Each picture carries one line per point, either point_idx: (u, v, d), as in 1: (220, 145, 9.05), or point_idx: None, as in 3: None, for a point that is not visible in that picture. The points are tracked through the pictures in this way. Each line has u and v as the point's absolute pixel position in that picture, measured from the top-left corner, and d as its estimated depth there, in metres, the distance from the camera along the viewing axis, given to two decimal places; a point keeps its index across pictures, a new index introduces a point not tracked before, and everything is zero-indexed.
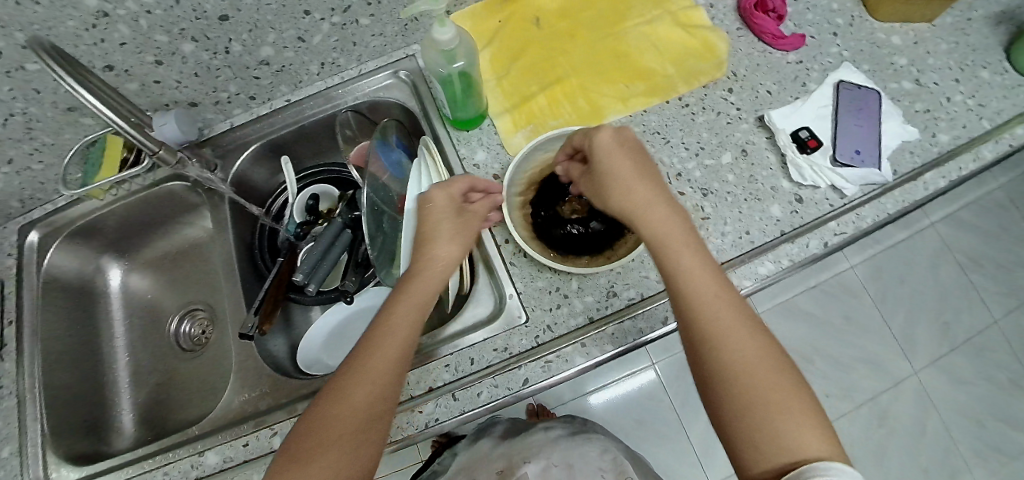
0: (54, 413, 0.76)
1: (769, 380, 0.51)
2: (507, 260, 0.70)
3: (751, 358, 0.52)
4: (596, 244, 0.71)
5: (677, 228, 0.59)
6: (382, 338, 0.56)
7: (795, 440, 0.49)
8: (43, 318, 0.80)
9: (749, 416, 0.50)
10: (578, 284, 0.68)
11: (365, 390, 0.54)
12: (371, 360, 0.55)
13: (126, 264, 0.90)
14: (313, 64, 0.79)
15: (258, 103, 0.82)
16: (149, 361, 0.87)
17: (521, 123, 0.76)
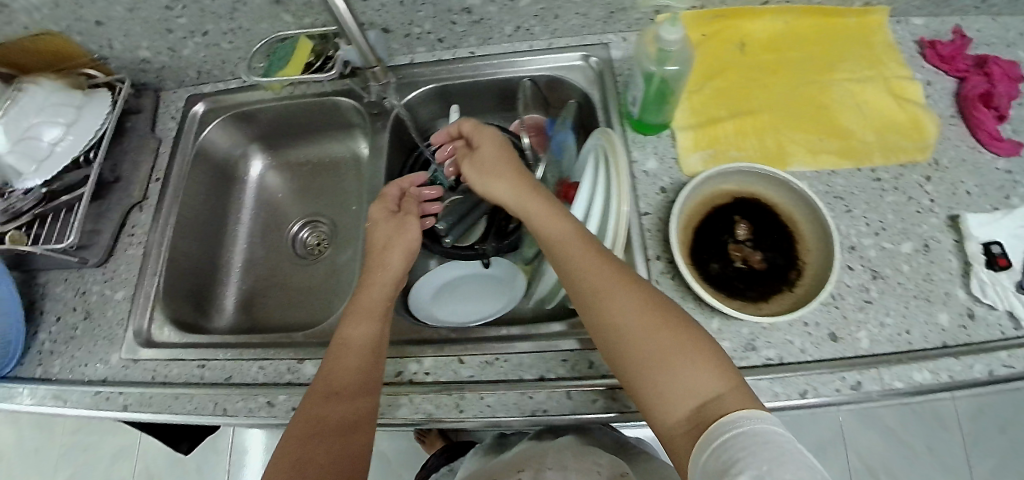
0: (170, 275, 0.80)
1: (654, 335, 0.53)
2: (654, 277, 0.66)
3: (635, 316, 0.54)
4: (749, 292, 0.65)
5: (533, 208, 0.63)
6: (340, 350, 0.60)
7: (691, 388, 0.50)
8: (185, 186, 0.83)
9: (650, 376, 0.51)
10: (719, 325, 0.64)
11: (339, 430, 0.55)
12: (341, 397, 0.56)
13: (269, 159, 0.93)
14: (509, 25, 0.78)
15: (443, 47, 0.82)
16: (261, 256, 0.89)
17: (703, 143, 0.71)
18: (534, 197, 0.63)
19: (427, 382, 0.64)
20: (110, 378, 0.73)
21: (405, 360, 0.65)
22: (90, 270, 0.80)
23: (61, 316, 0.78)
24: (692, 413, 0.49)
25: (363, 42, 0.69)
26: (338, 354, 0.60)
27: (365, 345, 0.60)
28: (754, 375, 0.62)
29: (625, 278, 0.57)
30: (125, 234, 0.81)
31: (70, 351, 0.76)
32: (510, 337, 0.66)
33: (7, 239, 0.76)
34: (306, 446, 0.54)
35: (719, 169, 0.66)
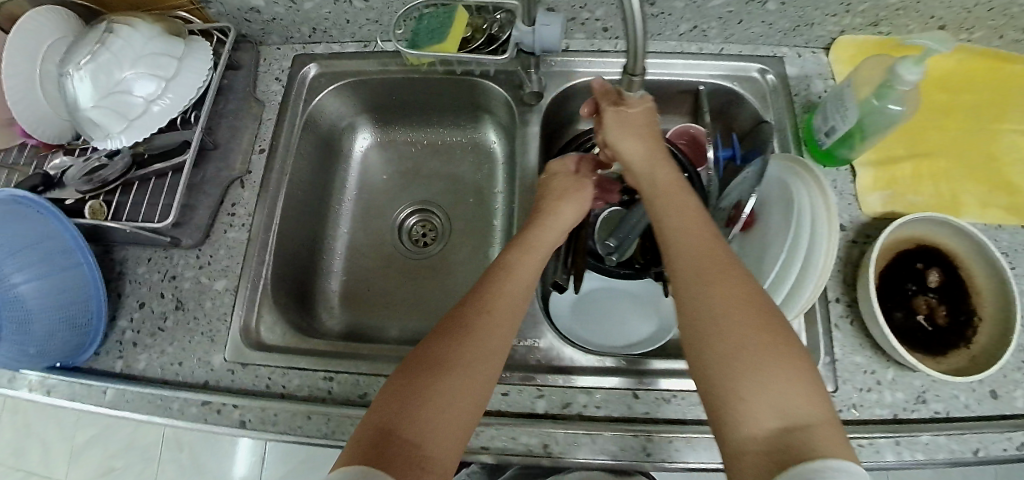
0: (278, 265, 0.70)
1: (743, 327, 0.43)
2: (833, 320, 0.62)
3: (728, 307, 0.43)
4: (929, 347, 0.59)
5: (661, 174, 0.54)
6: (497, 277, 0.54)
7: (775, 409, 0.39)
8: (293, 162, 0.73)
9: (731, 373, 0.41)
10: (894, 374, 0.60)
11: (478, 352, 0.48)
12: (486, 320, 0.50)
13: (376, 135, 0.83)
14: (686, 23, 0.71)
15: (605, 36, 0.73)
16: (362, 246, 0.80)
17: (881, 183, 0.67)
18: (664, 166, 0.55)
19: (599, 417, 0.58)
20: (214, 383, 0.64)
21: (574, 390, 0.60)
22: (182, 252, 0.69)
23: (145, 302, 0.68)
24: (771, 435, 0.39)
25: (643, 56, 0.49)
26: (494, 274, 0.54)
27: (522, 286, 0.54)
28: (928, 431, 0.57)
29: (724, 257, 0.47)
30: (224, 212, 0.70)
31: (157, 346, 0.66)
32: (688, 374, 0.60)
33: (87, 210, 0.65)
34: (442, 358, 0.47)
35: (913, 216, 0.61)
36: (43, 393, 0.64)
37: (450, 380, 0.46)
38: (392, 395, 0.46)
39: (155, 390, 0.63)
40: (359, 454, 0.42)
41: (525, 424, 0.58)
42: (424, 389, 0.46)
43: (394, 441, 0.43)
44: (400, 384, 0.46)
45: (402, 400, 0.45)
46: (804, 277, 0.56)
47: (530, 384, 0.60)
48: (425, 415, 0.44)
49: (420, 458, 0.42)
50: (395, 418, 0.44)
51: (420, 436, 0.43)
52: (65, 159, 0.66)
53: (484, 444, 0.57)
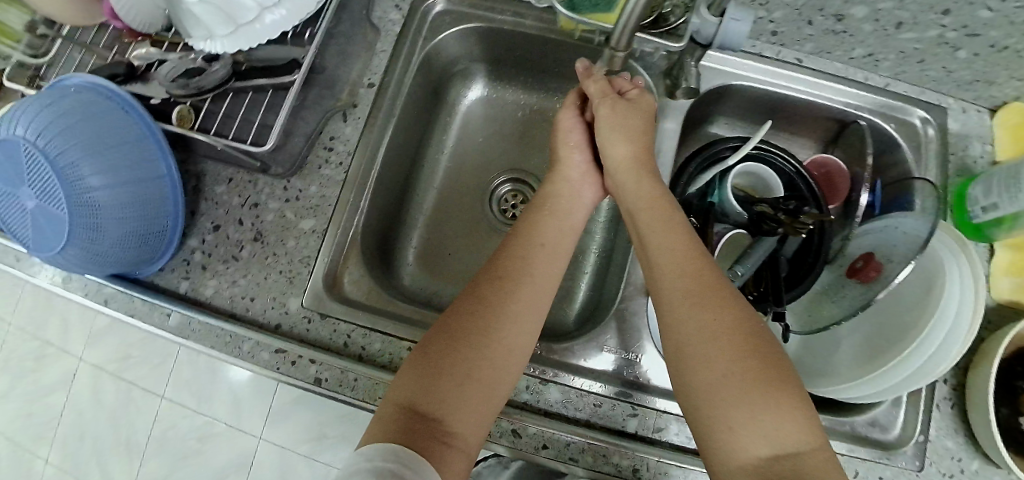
0: (370, 214, 0.64)
1: (702, 310, 0.47)
2: (934, 399, 0.59)
3: (708, 337, 0.46)
4: (1023, 452, 0.57)
5: (620, 172, 0.58)
6: (523, 254, 0.53)
7: (739, 398, 0.43)
8: (401, 104, 0.66)
9: (710, 402, 0.44)
10: (978, 466, 0.57)
11: (507, 328, 0.49)
12: (513, 292, 0.50)
13: (487, 89, 0.76)
14: (862, 50, 0.64)
15: (769, 42, 0.67)
16: (449, 205, 0.73)
17: (1016, 268, 0.61)
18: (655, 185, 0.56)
19: (689, 449, 0.55)
20: (287, 328, 0.59)
21: (670, 415, 0.56)
22: (269, 180, 0.63)
23: (219, 225, 0.63)
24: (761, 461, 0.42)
25: (637, 22, 0.44)
26: (516, 248, 0.54)
27: (544, 268, 0.53)
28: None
29: (689, 240, 0.51)
30: (320, 144, 0.64)
31: (230, 274, 0.61)
32: None
33: (174, 115, 0.60)
34: (462, 337, 0.48)
35: None
36: (102, 302, 0.61)
37: (475, 359, 0.47)
38: (412, 374, 0.46)
39: (222, 325, 0.59)
40: (387, 433, 0.43)
41: (615, 443, 0.54)
42: (455, 362, 0.47)
43: (416, 417, 0.44)
44: (421, 363, 0.47)
45: (425, 377, 0.46)
46: (949, 342, 0.52)
47: (624, 400, 0.56)
48: (447, 391, 0.45)
49: (444, 432, 0.44)
50: (421, 396, 0.45)
51: (441, 413, 0.45)
52: (153, 50, 0.62)
53: (571, 456, 0.54)
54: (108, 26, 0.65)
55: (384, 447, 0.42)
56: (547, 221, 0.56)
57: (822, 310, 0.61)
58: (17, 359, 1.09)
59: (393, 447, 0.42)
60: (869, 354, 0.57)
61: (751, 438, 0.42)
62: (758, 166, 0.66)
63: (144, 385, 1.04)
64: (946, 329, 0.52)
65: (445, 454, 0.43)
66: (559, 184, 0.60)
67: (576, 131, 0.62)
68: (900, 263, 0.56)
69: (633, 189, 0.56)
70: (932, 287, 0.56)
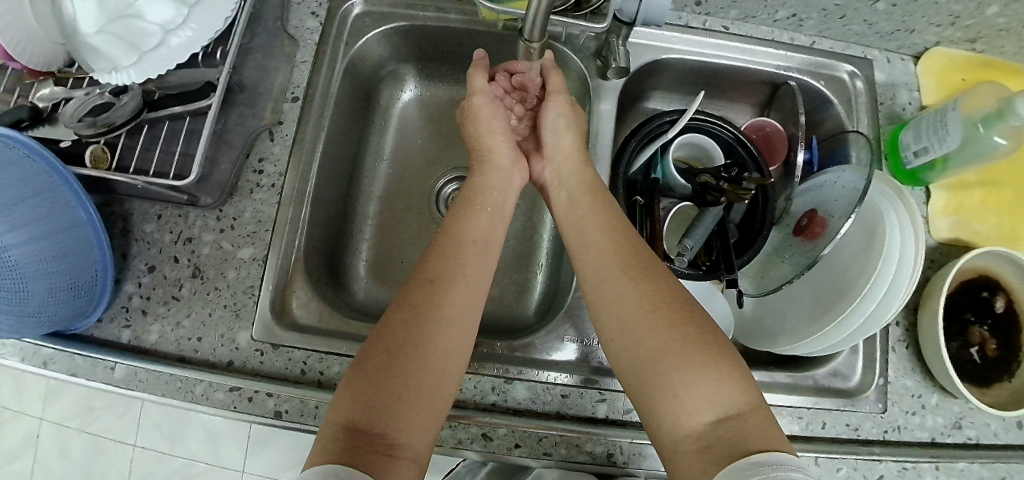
0: (313, 232, 0.62)
1: (638, 292, 0.47)
2: (890, 343, 0.60)
3: (644, 315, 0.46)
4: (976, 380, 0.60)
5: (567, 162, 0.59)
6: (450, 249, 0.52)
7: (678, 369, 0.43)
8: (330, 115, 0.63)
9: (652, 378, 0.44)
10: (937, 400, 0.59)
11: (443, 327, 0.47)
12: (444, 289, 0.49)
13: (420, 88, 0.74)
14: (785, 10, 0.64)
15: (694, 11, 0.66)
16: (395, 212, 0.71)
17: (950, 208, 0.64)
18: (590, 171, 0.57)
19: None
20: (240, 363, 0.57)
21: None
22: (200, 212, 0.60)
23: (154, 265, 0.60)
24: (706, 429, 0.41)
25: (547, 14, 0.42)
26: (443, 249, 0.52)
27: (473, 262, 0.52)
28: (964, 459, 0.57)
29: (621, 226, 0.52)
30: (250, 168, 0.61)
31: (172, 316, 0.59)
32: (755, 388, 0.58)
33: (88, 156, 0.57)
34: (395, 346, 0.45)
35: (980, 251, 0.59)
36: (41, 364, 0.58)
37: (411, 359, 0.45)
38: (344, 389, 0.44)
39: (170, 371, 0.57)
40: (325, 453, 0.41)
41: (587, 431, 0.54)
42: (389, 365, 0.44)
43: (355, 433, 0.41)
44: (356, 378, 0.44)
45: (357, 390, 0.43)
46: (892, 296, 0.53)
47: (592, 387, 0.56)
48: (387, 402, 0.43)
49: (388, 446, 0.42)
50: (356, 410, 0.42)
51: (384, 425, 0.42)
52: (58, 89, 0.57)
53: (546, 452, 0.53)
54: (5, 69, 0.59)
55: (326, 468, 0.39)
56: (473, 213, 0.55)
57: (773, 271, 0.62)
58: None
59: (334, 466, 0.39)
60: (820, 310, 0.58)
61: (694, 402, 0.42)
62: (700, 137, 0.66)
63: (111, 436, 1.00)
64: (888, 284, 0.53)
65: (391, 466, 0.41)
66: (489, 176, 0.59)
67: (497, 118, 0.60)
68: (839, 219, 0.57)
69: (575, 174, 0.57)
70: (874, 238, 0.57)
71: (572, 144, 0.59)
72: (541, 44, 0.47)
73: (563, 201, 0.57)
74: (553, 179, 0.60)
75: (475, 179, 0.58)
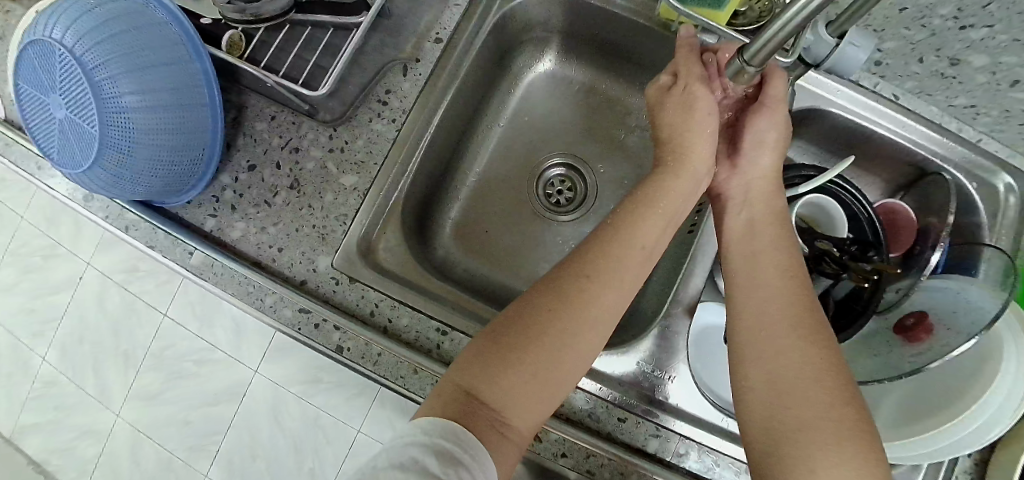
0: (416, 179, 0.60)
1: (805, 352, 0.44)
2: (953, 472, 0.58)
3: (803, 376, 0.43)
4: None
5: (759, 182, 0.55)
6: (623, 236, 0.49)
7: (825, 445, 0.40)
8: (466, 67, 0.60)
9: (791, 442, 0.41)
10: None
11: (588, 318, 0.45)
12: (601, 278, 0.46)
13: (555, 62, 0.71)
14: (967, 100, 0.60)
15: (868, 71, 0.62)
16: (495, 183, 0.70)
17: None
18: (775, 200, 0.54)
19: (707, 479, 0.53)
20: (313, 286, 0.56)
21: (692, 442, 0.54)
22: (316, 125, 0.59)
23: (255, 165, 0.59)
24: None
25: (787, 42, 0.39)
26: (612, 238, 0.49)
27: (642, 256, 0.49)
28: None
29: (800, 277, 0.49)
30: (375, 97, 0.59)
31: (259, 219, 0.58)
32: None
33: (225, 40, 0.56)
34: (537, 324, 0.45)
35: None
36: (124, 227, 0.59)
37: (550, 349, 0.44)
38: (474, 356, 0.44)
39: (247, 273, 0.56)
40: (444, 408, 0.42)
41: (633, 462, 0.53)
42: (526, 347, 0.44)
43: (475, 403, 0.42)
44: (487, 347, 0.45)
45: (485, 358, 0.44)
46: (996, 419, 0.51)
47: (650, 421, 0.54)
48: (510, 383, 0.43)
49: (501, 424, 0.43)
50: (481, 380, 0.43)
51: (501, 402, 0.43)
52: None
53: (589, 470, 0.53)
54: None
55: (441, 424, 0.40)
56: (649, 206, 0.51)
57: (860, 363, 0.60)
58: (25, 252, 1.07)
59: (454, 427, 0.40)
60: (898, 419, 0.56)
61: None
62: (827, 202, 0.62)
63: (149, 299, 1.02)
64: (997, 408, 0.51)
65: (500, 445, 0.42)
66: (680, 179, 0.53)
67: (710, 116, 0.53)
68: (959, 336, 0.53)
69: (764, 201, 0.54)
70: (981, 367, 0.54)
71: (772, 166, 0.55)
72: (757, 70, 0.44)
73: (740, 228, 0.54)
74: (738, 193, 0.56)
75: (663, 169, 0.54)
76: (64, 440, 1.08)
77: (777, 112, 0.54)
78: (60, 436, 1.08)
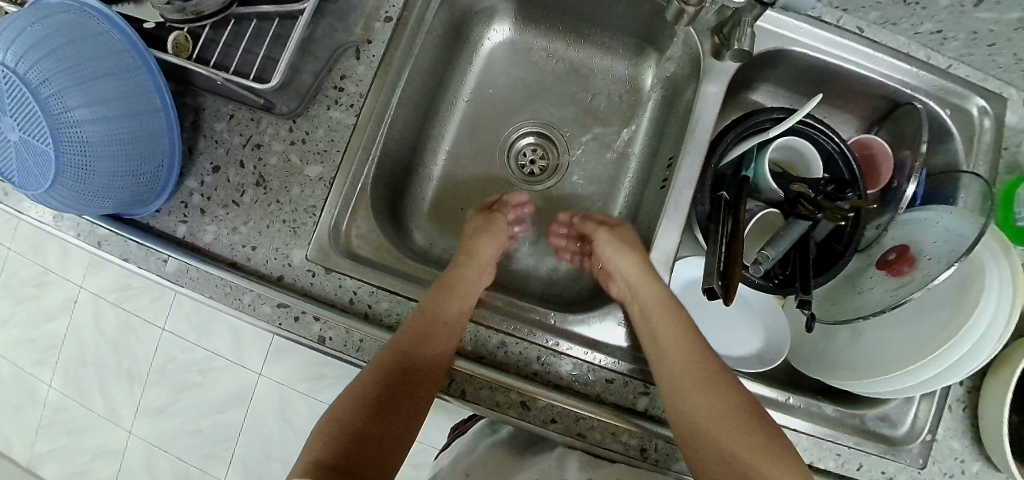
0: (382, 164, 0.60)
1: (693, 382, 0.51)
2: (947, 400, 0.58)
3: (701, 408, 0.50)
4: None
5: (632, 268, 0.58)
6: (428, 322, 0.53)
7: (733, 456, 0.48)
8: (420, 45, 0.60)
9: (714, 458, 0.48)
10: (980, 469, 0.57)
11: (408, 403, 0.52)
12: (427, 350, 0.52)
13: (513, 31, 0.70)
14: (932, 24, 0.58)
15: (829, 5, 0.61)
16: (465, 161, 0.69)
17: None
18: (648, 275, 0.57)
19: None
20: (290, 281, 0.56)
21: None
22: (275, 119, 0.58)
23: (219, 166, 0.58)
24: None
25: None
26: (412, 333, 0.53)
27: (448, 347, 0.53)
28: None
29: (679, 324, 0.54)
30: (331, 84, 0.58)
31: (229, 220, 0.58)
32: (796, 411, 0.57)
33: (170, 43, 0.55)
34: (375, 408, 0.51)
35: None
36: (96, 243, 0.58)
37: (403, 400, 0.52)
38: (346, 418, 0.50)
39: (223, 274, 0.56)
40: (318, 462, 0.46)
41: (625, 421, 0.53)
42: (375, 422, 0.51)
43: (347, 454, 0.47)
44: (378, 374, 0.51)
45: (358, 426, 0.50)
46: (978, 349, 0.51)
47: (638, 380, 0.55)
48: (378, 445, 0.50)
49: (379, 472, 0.48)
50: (358, 441, 0.49)
51: (375, 456, 0.49)
52: None
53: (582, 433, 0.52)
54: None
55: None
56: (450, 289, 0.56)
57: (848, 303, 0.59)
58: (16, 282, 1.07)
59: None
60: (885, 353, 0.56)
61: None
62: (799, 143, 0.61)
63: (144, 315, 1.03)
64: (978, 337, 0.51)
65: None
66: (466, 268, 0.59)
67: (503, 233, 0.63)
68: (938, 265, 0.53)
69: (647, 287, 0.56)
70: (966, 294, 0.53)
71: (639, 267, 0.57)
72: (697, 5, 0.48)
73: (630, 297, 0.57)
74: (624, 295, 0.58)
75: (458, 264, 0.59)
76: (78, 463, 1.09)
77: (596, 249, 0.62)
78: (74, 459, 1.09)
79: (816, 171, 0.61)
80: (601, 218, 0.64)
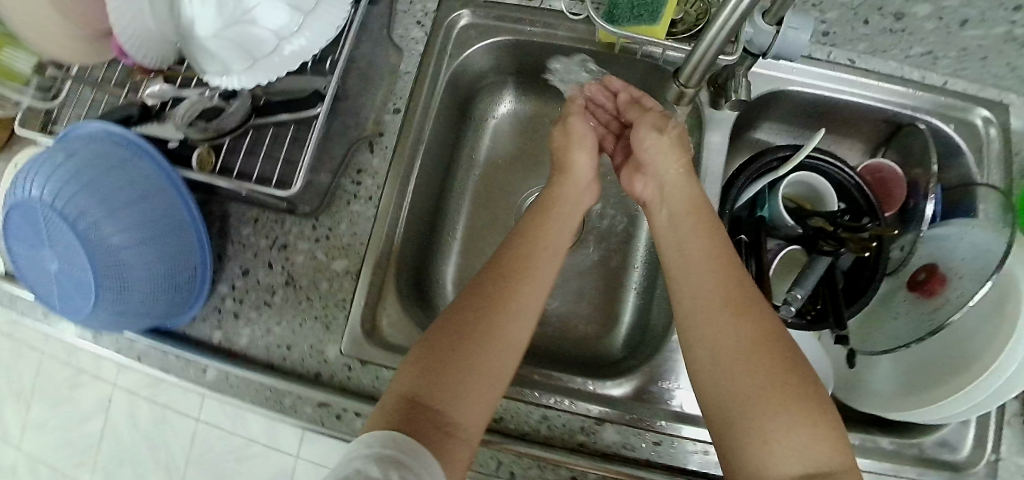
0: (406, 246, 0.61)
1: (725, 325, 0.45)
2: (1007, 419, 0.57)
3: (730, 348, 0.44)
4: None
5: (669, 174, 0.56)
6: (517, 272, 0.50)
7: (760, 404, 0.42)
8: (429, 128, 0.62)
9: (739, 402, 0.42)
10: None
11: (491, 347, 0.46)
12: (507, 300, 0.48)
13: (514, 101, 0.72)
14: (921, 48, 0.60)
15: (817, 43, 0.62)
16: (480, 233, 0.70)
17: None
18: (686, 185, 0.54)
19: None
20: (327, 376, 0.56)
21: None
22: (297, 218, 0.60)
23: (248, 269, 0.60)
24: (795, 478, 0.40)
25: (715, 61, 0.46)
26: (498, 280, 0.49)
27: (536, 303, 0.49)
28: None
29: (710, 252, 0.49)
30: (347, 179, 0.60)
31: (262, 322, 0.58)
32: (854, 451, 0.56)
33: (195, 158, 0.57)
34: (457, 338, 0.46)
35: None
36: (134, 358, 0.60)
37: (479, 348, 0.46)
38: (415, 365, 0.45)
39: (260, 378, 0.56)
40: (389, 421, 0.42)
41: None
42: (448, 359, 0.45)
43: (420, 407, 0.43)
44: (453, 329, 0.46)
45: (426, 374, 0.44)
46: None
47: (688, 439, 0.52)
48: (452, 386, 0.44)
49: (450, 426, 0.43)
50: (422, 387, 0.44)
51: (442, 406, 0.43)
52: (166, 87, 0.58)
53: None
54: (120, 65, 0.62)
55: (384, 434, 0.40)
56: (541, 225, 0.54)
57: (887, 333, 0.59)
58: (48, 388, 1.09)
59: (394, 434, 0.40)
60: (934, 377, 0.55)
61: (779, 444, 0.40)
62: (811, 178, 0.62)
63: (176, 409, 1.03)
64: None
65: (448, 445, 0.42)
66: (567, 187, 0.58)
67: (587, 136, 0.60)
68: (973, 283, 0.53)
69: (681, 191, 0.54)
70: (1007, 307, 0.52)
71: (677, 157, 0.55)
72: (695, 90, 0.52)
73: (669, 217, 0.54)
74: (655, 196, 0.57)
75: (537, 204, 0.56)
76: None
77: (642, 136, 0.58)
78: None
79: (832, 202, 0.62)
80: (658, 112, 0.59)
